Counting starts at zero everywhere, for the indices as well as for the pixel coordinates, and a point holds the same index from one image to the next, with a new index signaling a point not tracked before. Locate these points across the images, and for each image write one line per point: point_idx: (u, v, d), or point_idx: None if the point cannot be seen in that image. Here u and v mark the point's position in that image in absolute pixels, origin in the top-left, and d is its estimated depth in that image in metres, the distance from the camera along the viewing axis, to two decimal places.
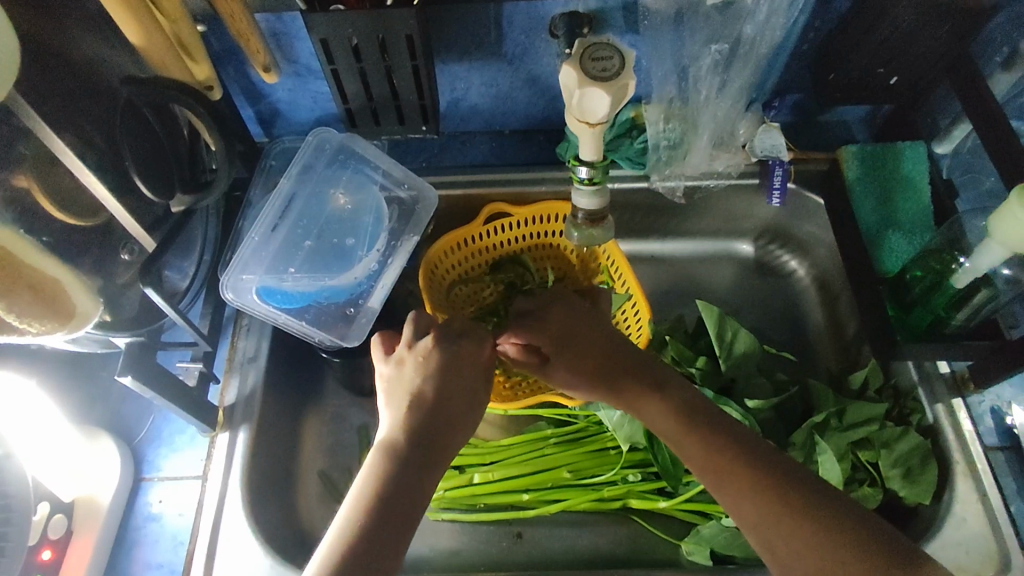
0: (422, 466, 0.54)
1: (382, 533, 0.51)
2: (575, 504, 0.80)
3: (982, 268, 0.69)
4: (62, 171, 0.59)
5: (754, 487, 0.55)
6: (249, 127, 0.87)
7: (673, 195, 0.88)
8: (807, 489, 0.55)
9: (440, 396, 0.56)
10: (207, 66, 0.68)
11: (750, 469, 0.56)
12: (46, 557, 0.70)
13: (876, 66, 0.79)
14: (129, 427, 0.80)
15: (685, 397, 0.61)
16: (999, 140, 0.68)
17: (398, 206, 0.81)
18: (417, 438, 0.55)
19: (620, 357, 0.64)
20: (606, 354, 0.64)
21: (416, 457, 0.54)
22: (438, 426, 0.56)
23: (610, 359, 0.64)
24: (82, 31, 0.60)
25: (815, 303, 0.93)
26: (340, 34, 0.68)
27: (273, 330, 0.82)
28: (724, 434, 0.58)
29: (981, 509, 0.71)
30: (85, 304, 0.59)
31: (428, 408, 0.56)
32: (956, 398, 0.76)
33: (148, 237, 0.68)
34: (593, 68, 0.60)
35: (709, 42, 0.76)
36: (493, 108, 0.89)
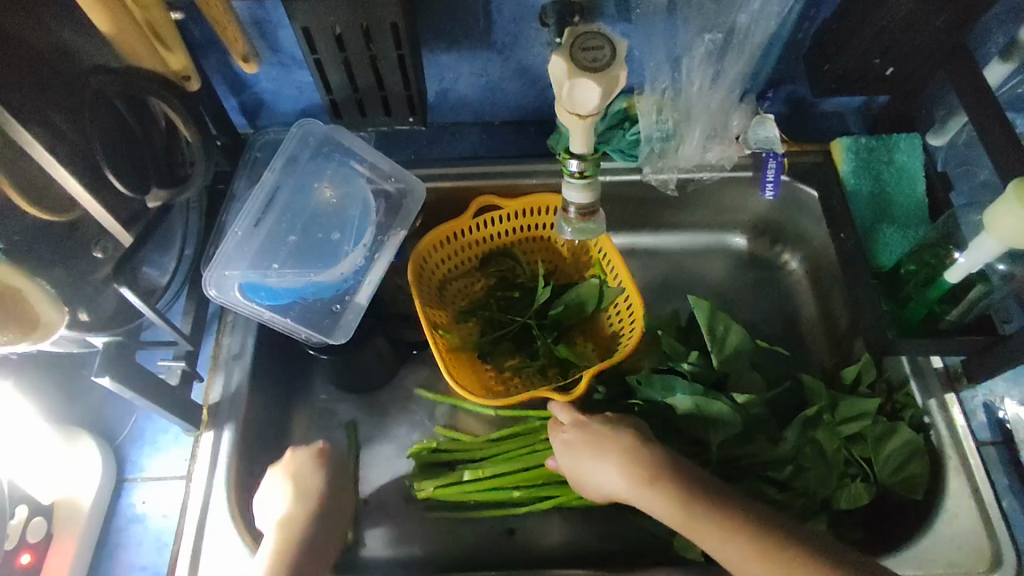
0: None
1: None
2: (567, 500, 0.79)
3: (977, 263, 0.67)
4: (34, 167, 0.57)
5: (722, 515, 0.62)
6: (232, 118, 0.85)
7: (666, 187, 0.87)
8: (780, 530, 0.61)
9: None
10: (183, 55, 0.66)
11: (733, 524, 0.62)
12: (26, 561, 0.68)
13: (873, 55, 0.77)
14: (111, 427, 0.78)
15: (714, 485, 0.65)
16: (996, 133, 0.66)
17: (385, 198, 0.80)
18: None
19: (667, 466, 0.66)
20: (646, 461, 0.67)
21: None
22: None
23: (655, 483, 0.66)
24: (51, 20, 0.58)
25: (808, 297, 0.92)
26: (323, 23, 0.65)
27: (259, 326, 0.80)
28: (750, 521, 0.62)
29: (973, 504, 0.71)
30: (48, 313, 0.57)
31: None
32: (948, 394, 0.75)
33: (125, 233, 0.66)
34: (583, 59, 0.58)
35: (703, 31, 0.75)
36: (482, 99, 0.88)
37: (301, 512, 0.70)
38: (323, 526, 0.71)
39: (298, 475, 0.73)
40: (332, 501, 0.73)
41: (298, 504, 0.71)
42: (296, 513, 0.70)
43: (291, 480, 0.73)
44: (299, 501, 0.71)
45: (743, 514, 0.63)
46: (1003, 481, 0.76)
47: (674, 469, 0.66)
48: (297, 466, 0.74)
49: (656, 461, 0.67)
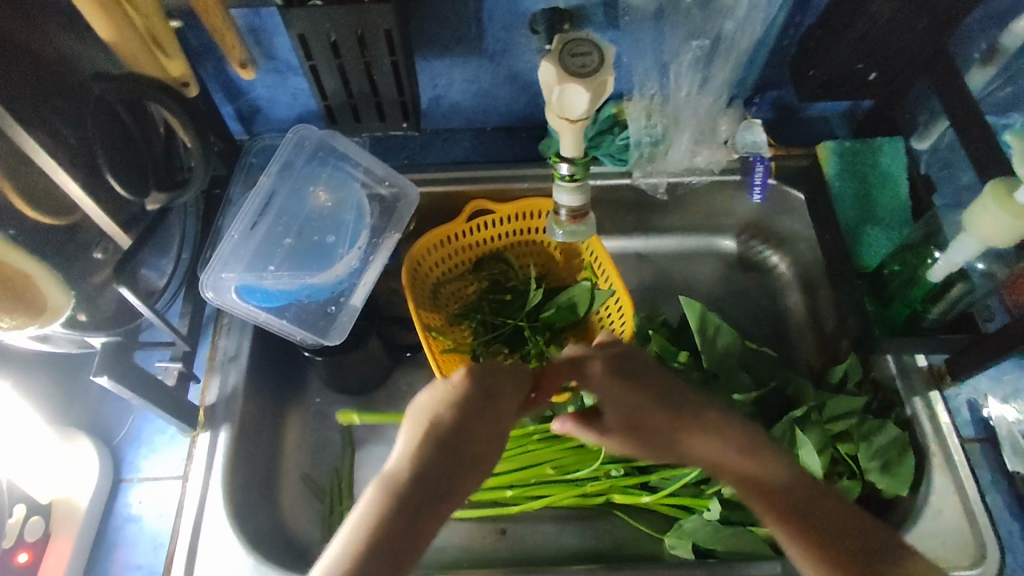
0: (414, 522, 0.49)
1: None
2: (558, 500, 0.80)
3: (957, 262, 0.70)
4: (35, 170, 0.58)
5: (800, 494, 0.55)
6: (228, 125, 0.86)
7: (655, 191, 0.88)
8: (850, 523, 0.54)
9: (458, 427, 0.54)
10: (182, 61, 0.67)
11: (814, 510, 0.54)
12: (23, 560, 0.70)
13: (855, 62, 0.79)
14: (108, 427, 0.79)
15: (755, 441, 0.56)
16: (974, 135, 0.68)
17: (379, 202, 0.81)
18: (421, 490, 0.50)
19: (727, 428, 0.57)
20: (644, 416, 0.59)
21: (418, 513, 0.49)
22: (447, 476, 0.52)
23: (662, 441, 0.59)
24: (53, 28, 0.59)
25: (796, 299, 0.94)
26: (318, 30, 0.67)
27: (254, 328, 0.81)
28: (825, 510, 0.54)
29: (958, 500, 0.72)
30: (58, 299, 0.59)
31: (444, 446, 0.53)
32: (933, 391, 0.77)
33: (124, 235, 0.67)
34: (572, 64, 0.60)
35: (690, 38, 0.77)
36: (474, 105, 0.89)
37: (461, 429, 0.54)
38: (489, 438, 0.55)
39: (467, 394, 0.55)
40: (491, 416, 0.55)
41: (463, 432, 0.54)
42: (436, 446, 0.52)
43: (450, 403, 0.55)
44: (449, 433, 0.53)
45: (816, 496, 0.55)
46: (987, 478, 0.77)
47: (688, 428, 0.57)
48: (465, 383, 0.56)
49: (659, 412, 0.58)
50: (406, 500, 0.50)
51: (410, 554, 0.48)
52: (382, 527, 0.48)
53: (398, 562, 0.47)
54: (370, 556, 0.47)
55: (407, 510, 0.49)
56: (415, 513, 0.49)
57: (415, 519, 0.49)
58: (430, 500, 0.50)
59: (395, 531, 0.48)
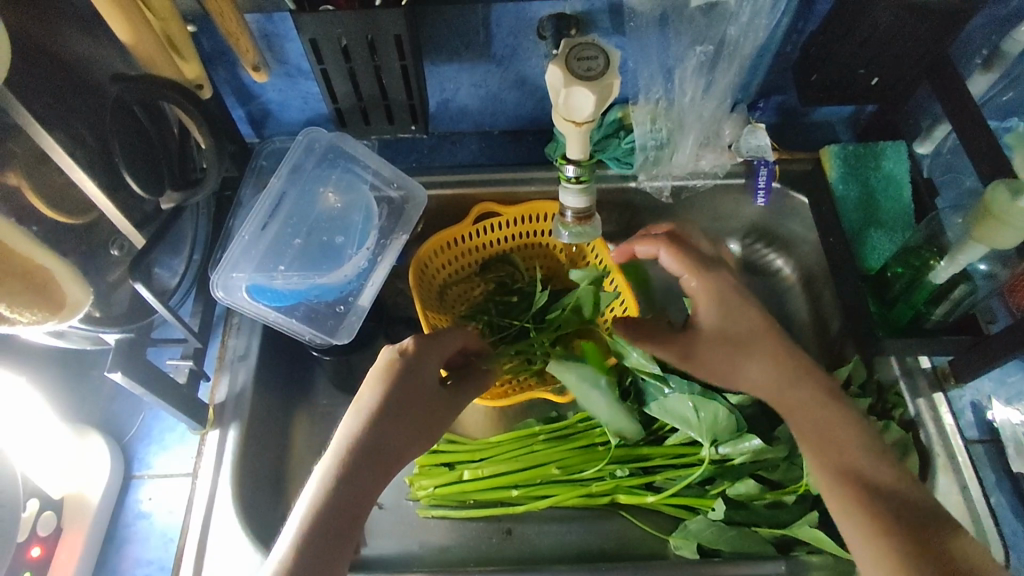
0: (362, 482, 0.58)
1: (330, 534, 0.56)
2: (564, 500, 0.80)
3: (960, 264, 0.70)
4: (54, 169, 0.59)
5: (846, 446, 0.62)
6: (239, 127, 0.88)
7: (660, 195, 0.90)
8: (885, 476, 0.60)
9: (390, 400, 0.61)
10: (197, 64, 0.69)
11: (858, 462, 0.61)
12: (36, 553, 0.70)
13: (856, 66, 0.80)
14: (119, 424, 0.80)
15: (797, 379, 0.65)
16: (977, 139, 0.69)
17: (388, 204, 0.82)
18: (362, 456, 0.59)
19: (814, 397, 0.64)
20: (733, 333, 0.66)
21: (362, 477, 0.58)
22: (386, 441, 0.60)
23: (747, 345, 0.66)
24: (72, 31, 0.61)
25: (800, 302, 0.94)
26: (330, 35, 0.68)
27: (264, 328, 0.82)
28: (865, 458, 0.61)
29: (961, 500, 0.73)
30: (77, 295, 0.58)
31: (381, 418, 0.61)
32: (937, 393, 0.77)
33: (138, 234, 0.68)
34: (578, 68, 0.61)
35: (694, 43, 0.78)
36: (482, 109, 0.90)
37: (396, 405, 0.61)
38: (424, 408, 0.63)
39: (398, 373, 0.62)
40: (423, 387, 0.63)
41: (399, 406, 0.62)
42: (375, 421, 0.60)
43: (385, 382, 0.62)
44: (384, 409, 0.61)
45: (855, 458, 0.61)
46: (990, 479, 0.77)
47: (773, 347, 0.66)
48: (397, 365, 0.63)
49: (755, 326, 0.66)
50: (347, 469, 0.58)
51: (360, 513, 0.58)
52: (332, 496, 0.57)
53: (351, 521, 0.57)
54: (321, 521, 0.56)
55: (350, 478, 0.58)
56: (355, 479, 0.58)
57: (361, 485, 0.58)
58: (374, 466, 0.59)
59: (341, 497, 0.57)
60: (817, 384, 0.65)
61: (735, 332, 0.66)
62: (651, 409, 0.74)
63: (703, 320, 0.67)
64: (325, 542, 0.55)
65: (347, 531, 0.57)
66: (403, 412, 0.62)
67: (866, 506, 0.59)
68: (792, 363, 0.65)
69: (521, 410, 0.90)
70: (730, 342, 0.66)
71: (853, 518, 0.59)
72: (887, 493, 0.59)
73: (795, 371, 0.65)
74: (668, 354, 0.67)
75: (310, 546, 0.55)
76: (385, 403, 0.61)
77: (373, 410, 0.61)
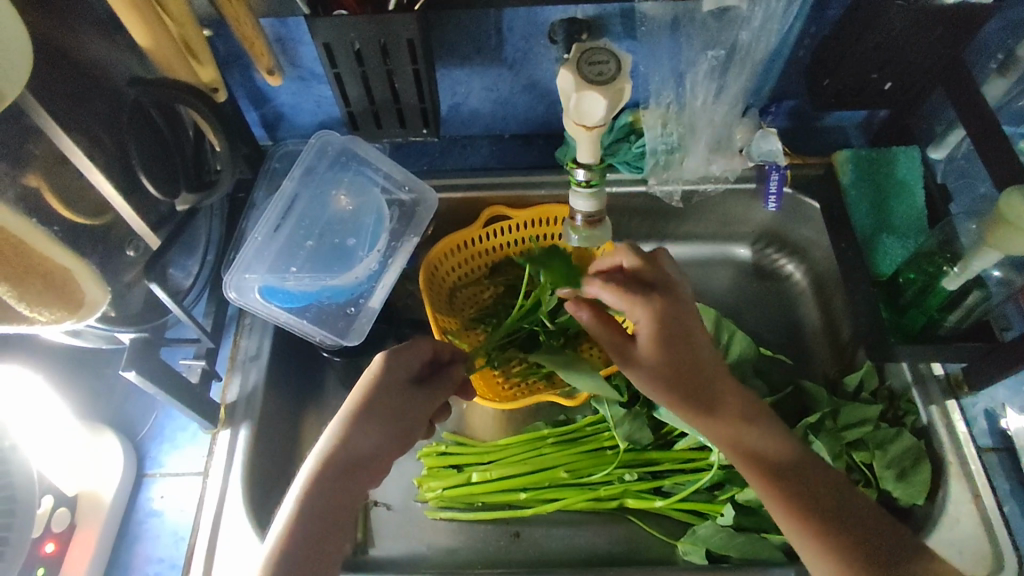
0: (337, 490, 0.59)
1: (306, 541, 0.56)
2: (571, 503, 0.81)
3: (972, 271, 0.71)
4: (70, 170, 0.60)
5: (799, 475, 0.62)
6: (253, 130, 0.88)
7: (670, 199, 0.90)
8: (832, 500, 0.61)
9: (366, 410, 0.62)
10: (212, 68, 0.69)
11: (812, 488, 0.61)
12: (50, 550, 0.71)
13: (869, 71, 0.79)
14: (132, 423, 0.81)
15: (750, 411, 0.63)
16: (990, 144, 0.69)
17: (399, 207, 0.83)
18: (337, 465, 0.59)
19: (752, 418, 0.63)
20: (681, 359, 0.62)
21: (335, 486, 0.59)
22: (361, 450, 0.61)
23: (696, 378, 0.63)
24: (90, 35, 0.62)
25: (812, 307, 0.94)
26: (343, 39, 0.69)
27: (275, 329, 0.83)
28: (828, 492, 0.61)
29: (975, 508, 0.72)
30: (95, 294, 0.59)
31: (356, 427, 0.61)
32: (951, 400, 0.77)
33: (154, 235, 0.70)
34: (589, 72, 0.61)
35: (706, 47, 0.78)
36: (493, 112, 0.91)
37: (369, 415, 0.62)
38: (400, 418, 0.63)
39: (372, 388, 0.63)
40: (396, 399, 0.64)
41: (373, 417, 0.62)
42: (350, 430, 0.61)
43: (359, 394, 0.63)
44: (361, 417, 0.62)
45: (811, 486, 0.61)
46: (1003, 488, 0.76)
47: (720, 379, 0.63)
48: (371, 379, 0.64)
49: (693, 357, 0.63)
50: (319, 482, 0.59)
51: (337, 523, 0.58)
52: (308, 504, 0.58)
53: (322, 533, 0.57)
54: (294, 535, 0.56)
55: (325, 493, 0.58)
56: (328, 491, 0.58)
57: (339, 496, 0.59)
58: (349, 474, 0.60)
59: (317, 509, 0.58)
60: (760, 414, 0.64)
61: (680, 363, 0.62)
62: (662, 413, 0.74)
63: (646, 353, 0.63)
64: (304, 554, 0.56)
65: (325, 543, 0.57)
66: (380, 421, 0.62)
67: (830, 536, 0.59)
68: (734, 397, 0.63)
69: (530, 413, 0.90)
70: (686, 377, 0.62)
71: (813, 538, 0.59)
72: (845, 516, 0.60)
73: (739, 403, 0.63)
74: (654, 384, 0.63)
75: (289, 557, 0.55)
76: (360, 415, 0.62)
77: (346, 422, 0.61)
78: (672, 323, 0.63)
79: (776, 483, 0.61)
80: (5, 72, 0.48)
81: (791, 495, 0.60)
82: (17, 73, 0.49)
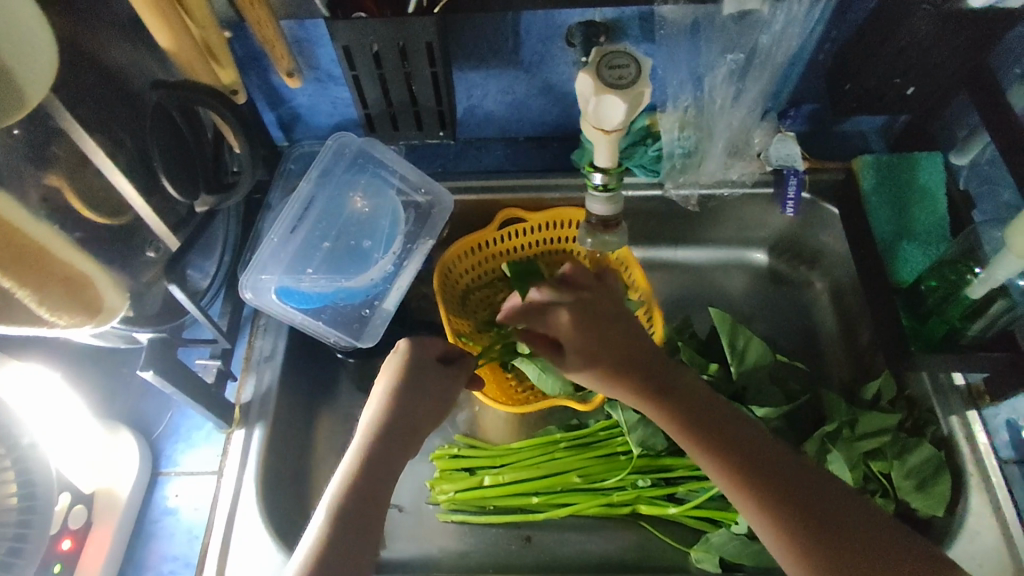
0: (379, 474, 0.59)
1: (351, 525, 0.56)
2: (584, 508, 0.80)
3: (998, 278, 0.68)
4: (92, 171, 0.61)
5: (754, 453, 0.59)
6: (269, 131, 0.89)
7: (687, 204, 0.89)
8: (801, 482, 0.57)
9: (398, 397, 0.63)
10: (233, 70, 0.70)
11: (771, 466, 0.58)
12: (66, 547, 0.71)
13: (893, 75, 0.78)
14: (147, 422, 0.82)
15: (686, 384, 0.63)
16: (1016, 152, 0.67)
17: (415, 209, 0.83)
18: (376, 448, 0.60)
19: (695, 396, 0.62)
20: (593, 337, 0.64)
21: (376, 470, 0.59)
22: (399, 436, 0.62)
23: (630, 366, 0.64)
24: (111, 36, 0.62)
25: (829, 314, 0.93)
26: (362, 42, 0.69)
27: (290, 329, 0.83)
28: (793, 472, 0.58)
29: (995, 522, 0.71)
30: (114, 301, 0.59)
31: (391, 412, 0.62)
32: (971, 411, 0.76)
33: (173, 237, 0.70)
34: (609, 76, 0.61)
35: (725, 51, 0.77)
36: (509, 115, 0.91)
37: (400, 404, 0.63)
38: (427, 406, 0.63)
39: (402, 374, 0.64)
40: (422, 386, 0.64)
41: (404, 406, 0.63)
42: (386, 415, 0.62)
43: (392, 383, 0.64)
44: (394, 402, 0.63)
45: (773, 465, 0.58)
46: None
47: (662, 363, 0.64)
48: (397, 368, 0.64)
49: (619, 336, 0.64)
50: (361, 466, 0.59)
51: (379, 508, 0.58)
52: (350, 488, 0.58)
53: (367, 518, 0.57)
54: (339, 520, 0.56)
55: (367, 477, 0.59)
56: (370, 475, 0.59)
57: (380, 485, 0.59)
58: (388, 458, 0.60)
59: (360, 496, 0.58)
60: (715, 404, 0.62)
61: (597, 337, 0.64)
62: None
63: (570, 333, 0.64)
64: (347, 545, 0.56)
65: (368, 533, 0.57)
66: (411, 407, 0.63)
67: (793, 519, 0.55)
68: (687, 387, 0.63)
69: (543, 417, 0.90)
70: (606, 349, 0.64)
71: (771, 519, 0.56)
72: (817, 500, 0.56)
73: (695, 394, 0.62)
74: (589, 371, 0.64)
75: (333, 546, 0.55)
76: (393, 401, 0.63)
77: (382, 410, 0.62)
78: (592, 316, 0.64)
79: (726, 460, 0.58)
80: (32, 75, 0.48)
81: (746, 470, 0.58)
82: (42, 78, 0.49)
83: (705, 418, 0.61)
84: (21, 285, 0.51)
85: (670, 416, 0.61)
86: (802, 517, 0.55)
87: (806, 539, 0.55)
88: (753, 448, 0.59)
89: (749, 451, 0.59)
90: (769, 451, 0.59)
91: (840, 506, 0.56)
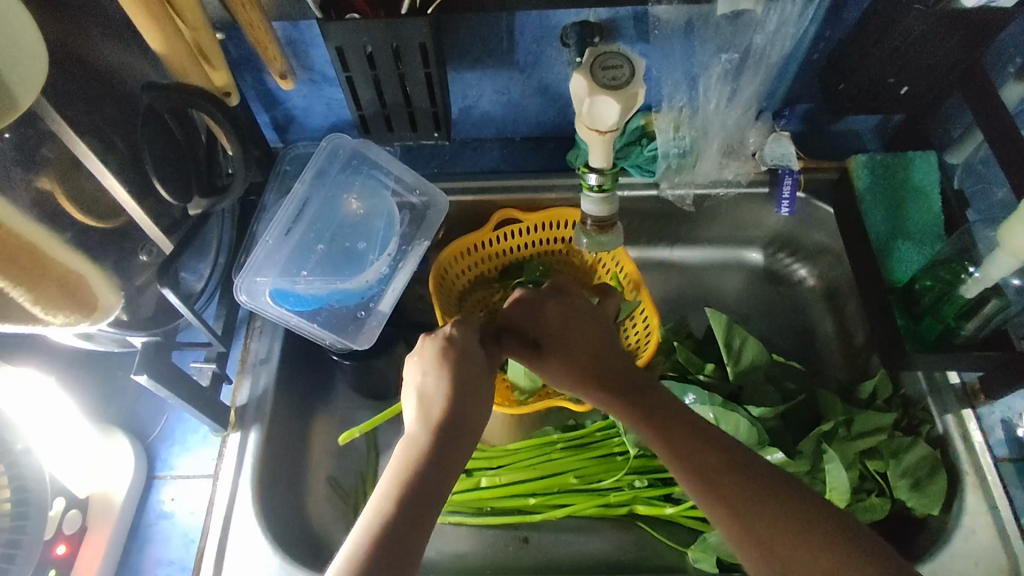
0: (439, 469, 0.55)
1: (410, 517, 0.52)
2: (582, 509, 0.80)
3: (993, 278, 0.68)
4: (85, 175, 0.61)
5: (760, 469, 0.57)
6: (264, 132, 0.88)
7: (682, 203, 0.89)
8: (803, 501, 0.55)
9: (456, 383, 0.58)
10: (225, 72, 0.70)
11: (773, 483, 0.56)
12: (61, 552, 0.71)
13: (887, 75, 0.78)
14: (142, 426, 0.82)
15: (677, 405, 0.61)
16: (1010, 151, 0.67)
17: (410, 211, 0.83)
18: (437, 441, 0.56)
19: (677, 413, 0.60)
20: (570, 345, 0.64)
21: (435, 459, 0.55)
22: (455, 427, 0.57)
23: (612, 374, 0.63)
24: (102, 38, 0.62)
25: (824, 312, 0.93)
26: (356, 43, 0.69)
27: (285, 332, 0.83)
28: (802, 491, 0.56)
29: (991, 520, 0.71)
30: (107, 298, 0.60)
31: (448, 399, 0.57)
32: (966, 409, 0.76)
33: (167, 240, 0.70)
34: (603, 77, 0.61)
35: (720, 51, 0.77)
36: (504, 115, 0.90)
37: (465, 398, 0.58)
38: (485, 403, 0.59)
39: (455, 362, 0.59)
40: (481, 382, 0.59)
41: (467, 399, 0.58)
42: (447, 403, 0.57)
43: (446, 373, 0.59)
44: (454, 389, 0.58)
45: (779, 482, 0.56)
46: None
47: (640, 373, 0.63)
48: (451, 358, 0.59)
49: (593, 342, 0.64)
50: (422, 457, 0.55)
51: (435, 503, 0.53)
52: (410, 480, 0.54)
53: (427, 513, 0.53)
54: (397, 515, 0.52)
55: (426, 471, 0.54)
56: (429, 468, 0.55)
57: (440, 477, 0.55)
58: (445, 451, 0.56)
59: (417, 490, 0.53)
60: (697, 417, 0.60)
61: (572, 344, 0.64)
62: None
63: (546, 350, 0.64)
64: (399, 540, 0.51)
65: (424, 528, 0.52)
66: (466, 395, 0.58)
67: (788, 533, 0.54)
68: (672, 399, 0.61)
69: (540, 417, 0.90)
70: (580, 355, 0.64)
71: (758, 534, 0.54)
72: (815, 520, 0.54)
73: (675, 409, 0.60)
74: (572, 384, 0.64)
75: (383, 543, 0.50)
76: (453, 390, 0.58)
77: (444, 402, 0.57)
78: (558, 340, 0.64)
79: (721, 475, 0.56)
80: (19, 75, 0.48)
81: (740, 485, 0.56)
82: (31, 77, 0.49)
83: (696, 428, 0.59)
84: (16, 286, 0.51)
85: (648, 424, 0.59)
86: (771, 547, 0.54)
87: (792, 554, 0.54)
88: (746, 463, 0.57)
89: (744, 469, 0.56)
90: (762, 469, 0.57)
91: (851, 530, 0.54)
